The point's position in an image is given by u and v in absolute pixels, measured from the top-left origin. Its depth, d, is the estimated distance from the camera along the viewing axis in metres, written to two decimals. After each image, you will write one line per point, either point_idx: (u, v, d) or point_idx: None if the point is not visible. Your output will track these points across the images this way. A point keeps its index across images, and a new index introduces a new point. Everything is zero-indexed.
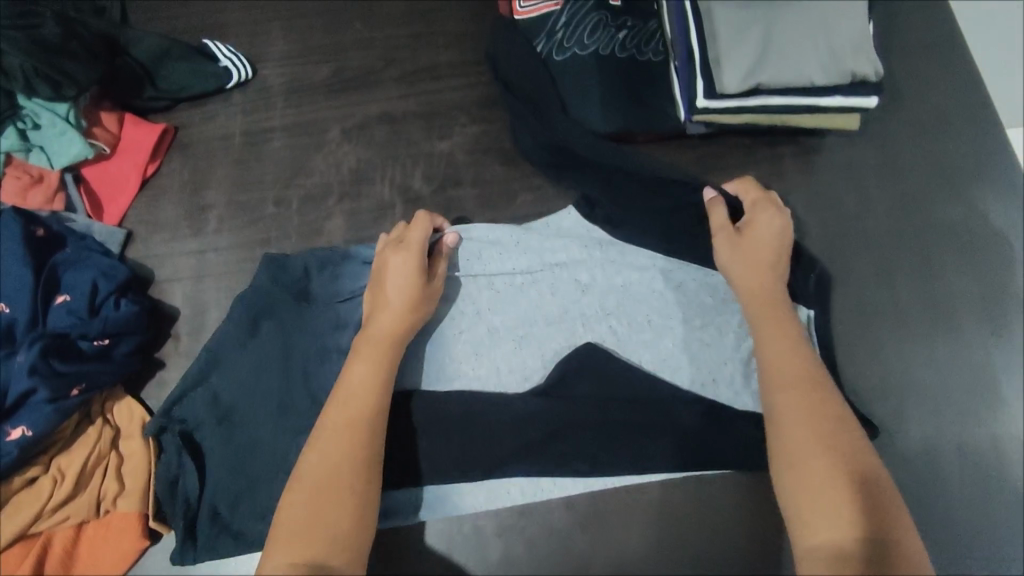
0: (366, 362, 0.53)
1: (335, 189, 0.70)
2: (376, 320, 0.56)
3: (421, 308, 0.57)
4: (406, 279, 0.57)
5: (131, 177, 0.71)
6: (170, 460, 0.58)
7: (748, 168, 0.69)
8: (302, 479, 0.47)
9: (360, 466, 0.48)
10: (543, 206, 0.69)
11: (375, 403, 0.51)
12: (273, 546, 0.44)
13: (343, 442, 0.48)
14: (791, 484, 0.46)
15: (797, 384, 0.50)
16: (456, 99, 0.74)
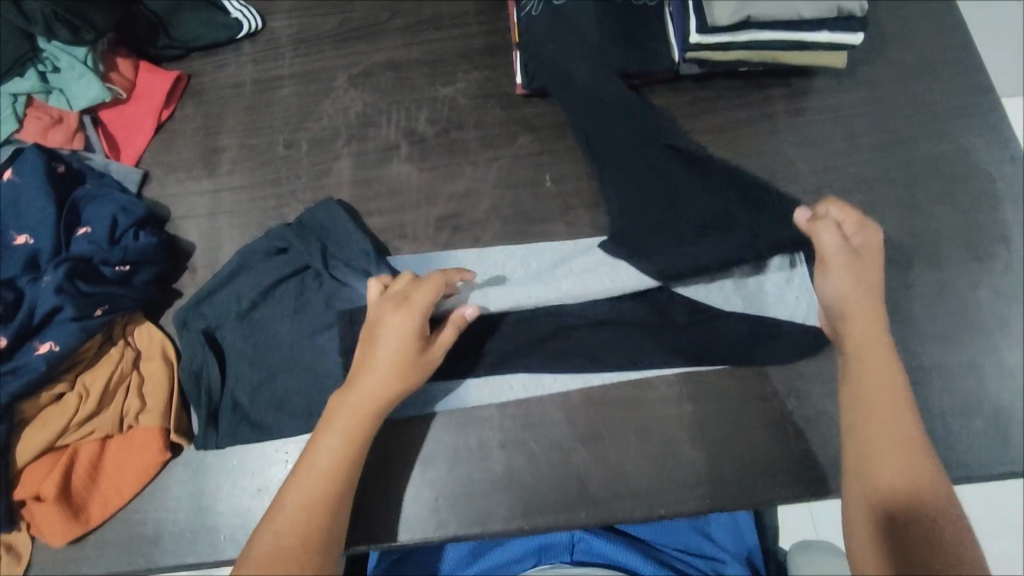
0: (339, 436, 0.54)
1: (342, 132, 0.73)
2: (353, 389, 0.55)
3: (409, 378, 0.56)
4: (394, 362, 0.55)
5: (146, 120, 0.73)
6: (194, 353, 0.64)
7: (738, 111, 0.71)
8: (259, 550, 0.49)
9: (313, 547, 0.50)
10: (543, 146, 0.71)
11: (338, 479, 0.53)
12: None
13: (301, 521, 0.50)
14: (869, 520, 0.50)
15: (883, 447, 0.52)
16: (460, 48, 0.76)
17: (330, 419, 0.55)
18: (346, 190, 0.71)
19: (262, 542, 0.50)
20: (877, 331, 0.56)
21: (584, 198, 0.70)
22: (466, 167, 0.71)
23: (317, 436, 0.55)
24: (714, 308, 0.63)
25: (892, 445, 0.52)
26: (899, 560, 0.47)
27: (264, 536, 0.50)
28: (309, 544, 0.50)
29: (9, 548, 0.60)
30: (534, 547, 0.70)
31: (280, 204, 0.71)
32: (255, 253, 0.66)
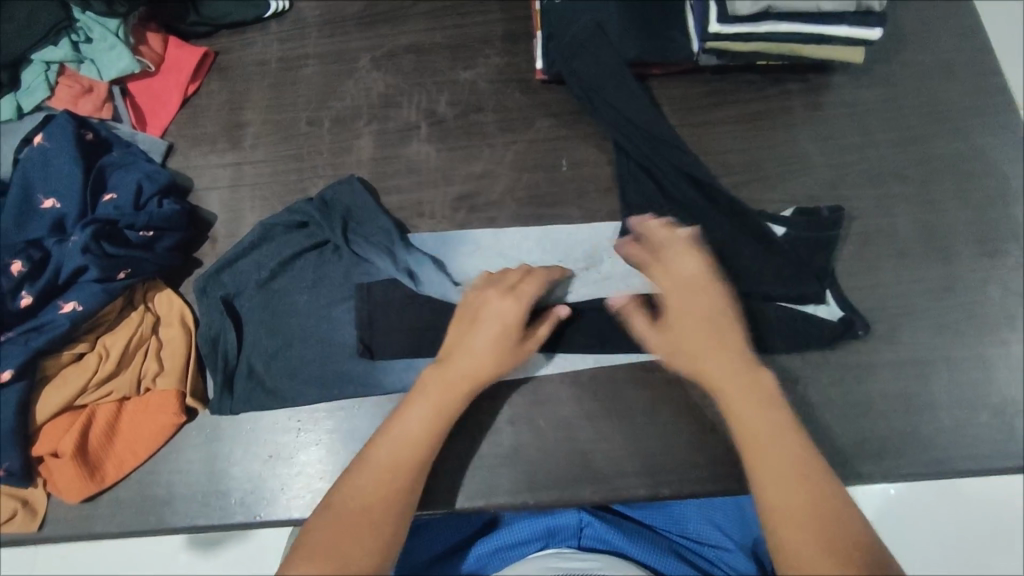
0: (428, 407, 0.57)
1: (364, 112, 0.74)
2: (447, 363, 0.59)
3: (503, 362, 0.59)
4: (494, 345, 0.59)
5: (173, 93, 0.75)
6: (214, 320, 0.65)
7: (754, 103, 0.72)
8: (340, 498, 0.53)
9: (387, 504, 0.53)
10: (561, 131, 0.72)
11: (425, 444, 0.56)
12: (299, 556, 0.51)
13: (383, 479, 0.54)
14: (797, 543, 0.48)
15: (783, 465, 0.52)
16: (482, 34, 0.77)
17: (423, 384, 0.58)
18: (366, 168, 0.72)
19: (346, 492, 0.53)
20: (734, 356, 0.57)
21: (600, 183, 0.70)
22: (485, 149, 0.72)
23: (409, 400, 0.58)
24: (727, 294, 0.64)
25: (787, 461, 0.52)
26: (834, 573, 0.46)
27: (351, 490, 0.53)
28: (383, 506, 0.53)
29: (24, 504, 0.60)
30: (542, 530, 0.70)
31: (301, 179, 0.72)
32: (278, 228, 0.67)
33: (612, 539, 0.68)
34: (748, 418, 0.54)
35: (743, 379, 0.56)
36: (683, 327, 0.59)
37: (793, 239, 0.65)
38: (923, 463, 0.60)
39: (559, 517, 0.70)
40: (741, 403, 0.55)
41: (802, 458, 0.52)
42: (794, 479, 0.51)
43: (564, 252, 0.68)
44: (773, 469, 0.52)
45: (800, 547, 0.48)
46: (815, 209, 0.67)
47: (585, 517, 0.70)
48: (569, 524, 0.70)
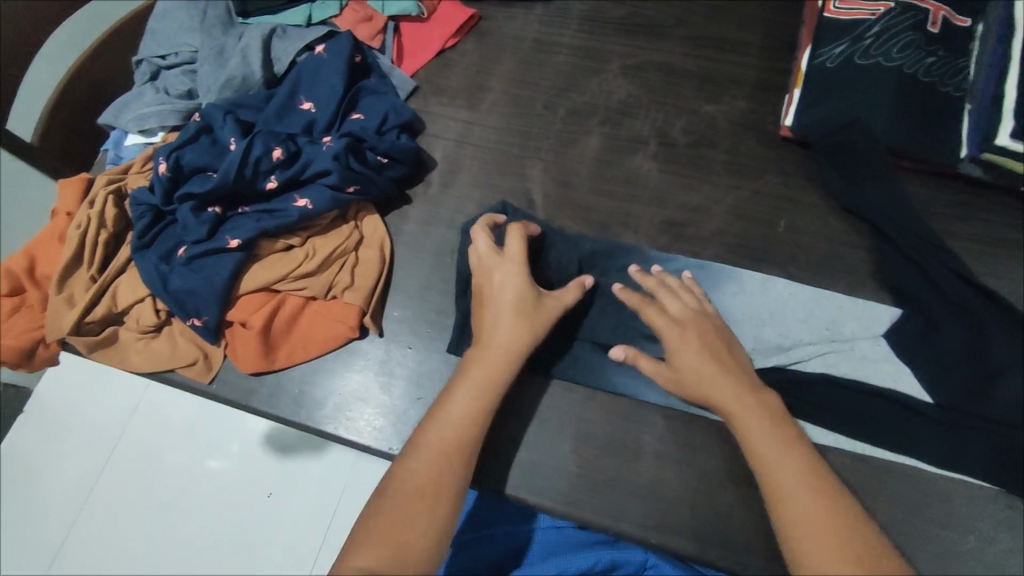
0: (468, 387, 0.57)
1: (600, 112, 0.76)
2: (486, 354, 0.59)
3: (524, 334, 0.59)
4: (520, 315, 0.59)
5: (434, 42, 0.80)
6: (422, 264, 0.70)
7: (1005, 228, 0.67)
8: (391, 487, 0.53)
9: (436, 495, 0.52)
10: (786, 192, 0.71)
11: (462, 436, 0.55)
12: (356, 542, 0.51)
13: (428, 472, 0.53)
14: (797, 507, 0.49)
15: (769, 437, 0.53)
16: (734, 74, 0.77)
17: (458, 379, 0.58)
18: (586, 165, 0.74)
19: (392, 495, 0.53)
20: (713, 328, 0.60)
21: (813, 255, 0.68)
22: (705, 184, 0.71)
23: (445, 393, 0.58)
24: (958, 414, 0.59)
25: (774, 437, 0.53)
26: (830, 532, 0.48)
27: (398, 472, 0.54)
28: (431, 489, 0.53)
29: (204, 357, 0.66)
30: (607, 561, 0.71)
31: (523, 155, 0.75)
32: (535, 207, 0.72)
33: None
34: (784, 477, 0.51)
35: (766, 424, 0.54)
36: (694, 373, 0.57)
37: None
38: None
39: (627, 553, 0.73)
40: (699, 354, 0.58)
41: (849, 512, 0.49)
42: (783, 447, 0.53)
43: (814, 326, 0.64)
44: (764, 442, 0.53)
45: (799, 510, 0.49)
46: None
47: (649, 558, 0.73)
48: (634, 559, 0.72)
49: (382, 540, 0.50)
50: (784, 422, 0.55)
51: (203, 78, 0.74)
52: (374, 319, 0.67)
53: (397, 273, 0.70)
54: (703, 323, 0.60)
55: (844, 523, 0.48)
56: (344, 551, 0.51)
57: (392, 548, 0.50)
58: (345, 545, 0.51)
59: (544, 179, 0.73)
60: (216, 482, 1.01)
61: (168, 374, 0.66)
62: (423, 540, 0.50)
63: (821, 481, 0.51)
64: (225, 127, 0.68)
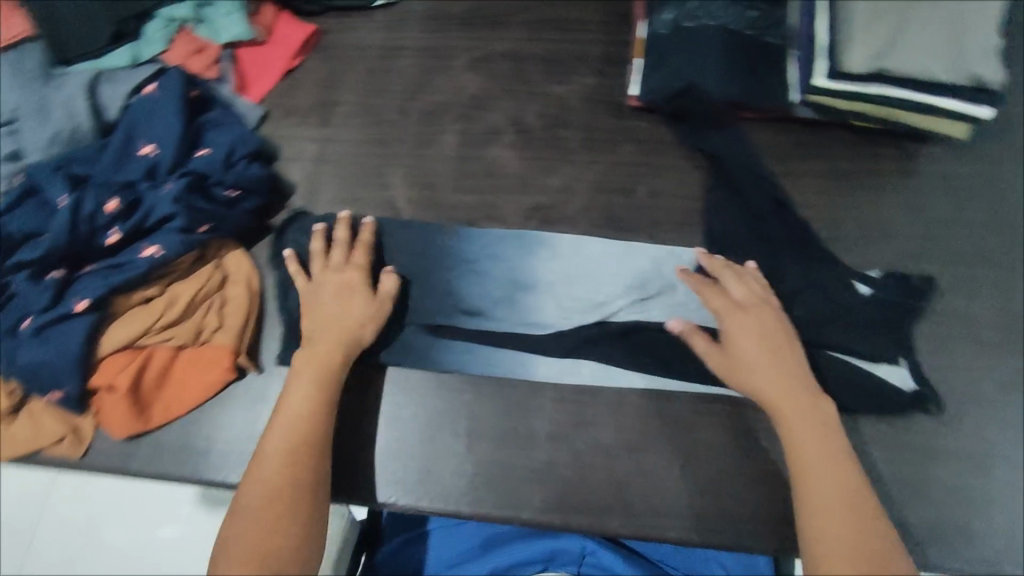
0: (305, 385, 0.58)
1: (453, 110, 0.76)
2: (313, 353, 0.60)
3: (367, 328, 0.62)
4: (363, 309, 0.62)
5: (276, 63, 0.78)
6: (289, 295, 0.68)
7: (844, 161, 0.70)
8: (245, 499, 0.53)
9: (298, 493, 0.53)
10: (642, 158, 0.72)
11: (305, 435, 0.56)
12: (225, 556, 0.51)
13: (282, 476, 0.53)
14: (824, 502, 0.52)
15: (808, 430, 0.55)
16: (579, 51, 0.78)
17: (292, 382, 0.58)
18: (445, 164, 0.73)
19: (244, 507, 0.52)
20: (778, 324, 0.60)
21: (674, 216, 0.69)
22: (565, 165, 0.72)
23: (284, 393, 0.58)
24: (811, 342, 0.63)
25: (809, 430, 0.55)
26: (848, 522, 0.50)
27: (246, 483, 0.54)
28: (283, 493, 0.53)
29: (73, 430, 0.63)
30: (544, 552, 0.72)
31: (382, 165, 0.74)
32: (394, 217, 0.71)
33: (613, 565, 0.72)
34: (813, 468, 0.53)
35: (808, 423, 0.55)
36: (755, 361, 0.58)
37: (876, 301, 0.64)
38: (969, 555, 0.56)
39: (564, 541, 0.72)
40: (703, 340, 0.60)
41: (865, 496, 0.52)
42: (815, 440, 0.54)
43: (672, 280, 0.67)
44: (810, 438, 0.55)
45: (820, 500, 0.52)
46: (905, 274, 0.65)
47: (589, 544, 0.73)
48: (572, 548, 0.72)
49: (237, 552, 0.50)
50: (834, 421, 0.56)
51: (26, 137, 0.69)
52: (250, 357, 0.66)
53: (270, 304, 0.69)
54: (772, 322, 0.60)
55: (862, 514, 0.51)
56: (212, 573, 0.51)
57: (253, 559, 0.50)
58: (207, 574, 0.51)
59: (406, 184, 0.73)
60: (169, 551, 0.94)
61: (38, 455, 0.62)
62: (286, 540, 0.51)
63: (843, 471, 0.53)
64: (54, 185, 0.64)
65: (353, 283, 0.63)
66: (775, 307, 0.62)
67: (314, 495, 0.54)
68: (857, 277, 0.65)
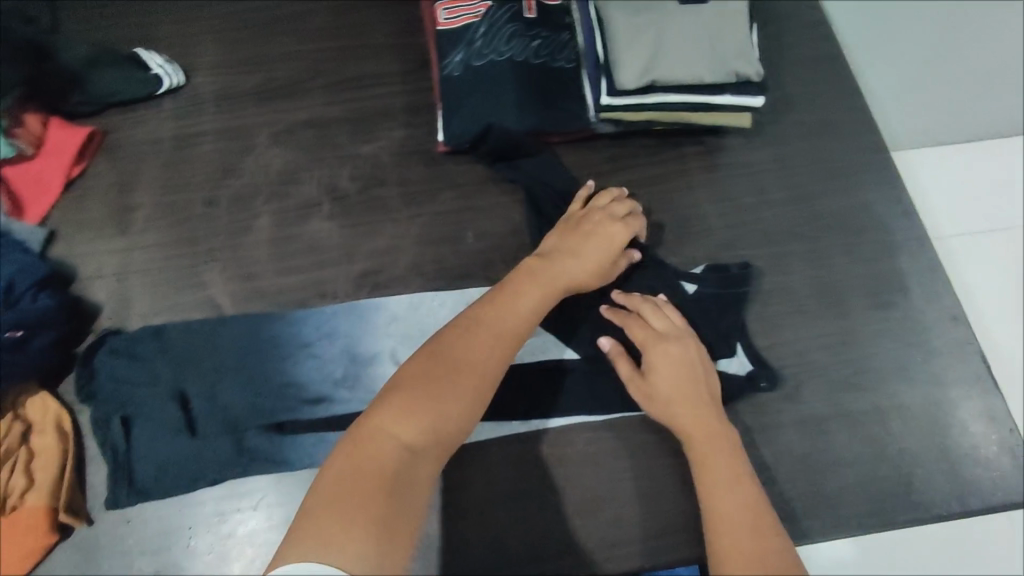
0: (535, 301, 0.57)
1: (263, 191, 0.72)
2: (545, 274, 0.59)
3: (599, 276, 0.61)
4: (602, 252, 0.61)
5: (54, 178, 0.71)
6: (111, 430, 0.60)
7: (653, 166, 0.73)
8: (391, 407, 0.49)
9: (467, 406, 0.51)
10: (465, 202, 0.71)
11: (500, 359, 0.53)
12: (370, 423, 0.48)
13: (446, 369, 0.51)
14: (726, 532, 0.51)
15: (712, 461, 0.55)
16: (384, 106, 0.76)
17: (516, 283, 0.58)
18: (264, 249, 0.69)
19: (390, 397, 0.50)
20: (690, 351, 0.60)
21: (505, 253, 0.69)
22: (388, 224, 0.70)
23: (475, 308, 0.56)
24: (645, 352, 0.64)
25: (713, 462, 0.55)
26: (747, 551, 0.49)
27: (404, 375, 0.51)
28: (432, 393, 0.50)
29: None
30: None
31: (194, 263, 0.69)
32: (214, 318, 0.66)
33: None
34: (718, 498, 0.53)
35: (713, 455, 0.55)
36: (665, 392, 0.58)
37: (702, 296, 0.66)
38: (833, 523, 0.59)
39: None
40: (681, 379, 0.58)
41: (765, 521, 0.51)
42: (720, 470, 0.54)
43: None
44: (712, 470, 0.55)
45: (723, 531, 0.51)
46: (723, 267, 0.68)
47: None
48: None
49: (382, 439, 0.47)
50: (735, 446, 0.56)
51: None
52: (73, 512, 0.58)
53: (88, 444, 0.61)
54: (680, 354, 0.59)
55: (762, 537, 0.50)
56: (331, 462, 0.46)
57: (395, 485, 0.45)
58: (322, 470, 0.46)
59: (223, 279, 0.68)
60: None
61: None
62: (417, 469, 0.47)
63: (740, 498, 0.52)
64: None
65: (607, 230, 0.62)
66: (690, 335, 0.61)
67: (458, 423, 0.50)
68: (680, 275, 0.67)
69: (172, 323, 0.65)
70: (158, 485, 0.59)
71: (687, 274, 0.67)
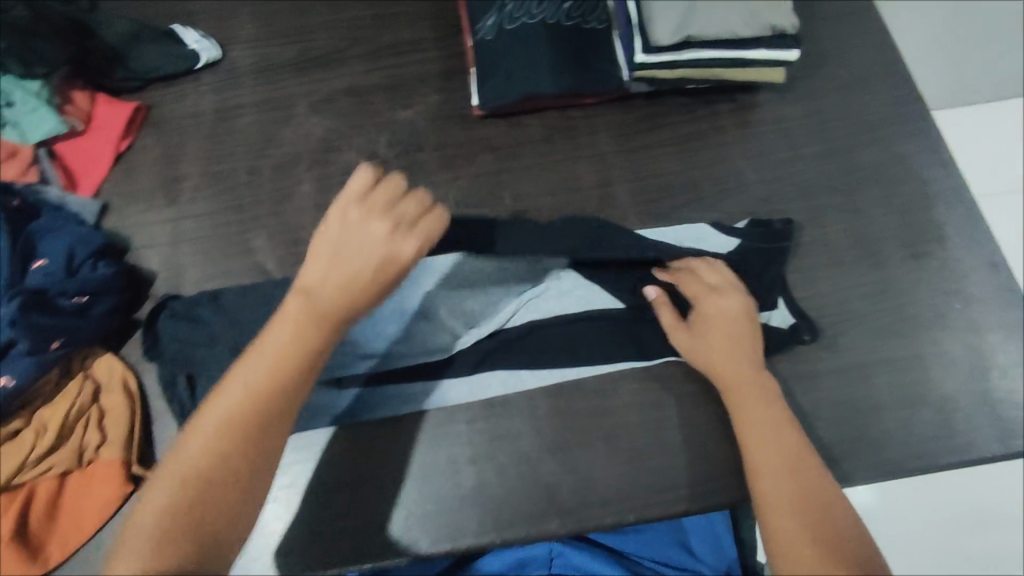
0: (287, 329, 0.51)
1: (304, 158, 0.74)
2: (302, 319, 0.51)
3: (359, 296, 0.52)
4: (362, 248, 0.53)
5: (104, 151, 0.73)
6: (177, 386, 0.64)
7: (687, 124, 0.74)
8: (154, 506, 0.45)
9: (235, 472, 0.47)
10: (502, 164, 0.73)
11: (266, 411, 0.49)
12: (126, 550, 0.44)
13: (185, 480, 0.46)
14: (771, 473, 0.53)
15: (750, 408, 0.57)
16: (418, 73, 0.78)
17: (275, 326, 0.52)
18: (309, 215, 0.72)
19: (153, 491, 0.46)
20: (739, 305, 0.62)
21: (544, 213, 0.71)
22: (428, 187, 0.72)
23: (222, 384, 0.50)
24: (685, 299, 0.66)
25: (752, 408, 0.57)
26: (795, 491, 0.51)
27: (161, 477, 0.47)
28: (198, 494, 0.46)
29: None
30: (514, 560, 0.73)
31: (243, 230, 0.71)
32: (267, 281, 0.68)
33: (584, 564, 0.72)
34: (759, 441, 0.55)
35: (753, 401, 0.57)
36: (716, 337, 0.60)
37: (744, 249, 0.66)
38: (881, 468, 0.60)
39: (530, 550, 0.74)
40: (730, 330, 0.61)
41: (806, 462, 0.53)
42: (759, 415, 0.56)
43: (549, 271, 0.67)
44: (753, 415, 0.56)
45: (768, 472, 0.53)
46: (768, 222, 0.68)
47: (556, 547, 0.74)
48: (539, 554, 0.73)
49: (152, 533, 0.44)
50: (772, 393, 0.58)
51: None
52: (144, 464, 0.62)
53: (153, 402, 0.65)
54: (730, 309, 0.62)
55: (806, 477, 0.52)
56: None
57: None
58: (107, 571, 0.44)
59: (273, 244, 0.70)
60: None
61: None
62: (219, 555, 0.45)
63: (782, 441, 0.55)
64: None
65: (366, 226, 0.53)
66: (743, 293, 0.63)
67: (241, 495, 0.47)
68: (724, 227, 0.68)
69: (229, 287, 0.68)
70: None
71: (729, 229, 0.67)
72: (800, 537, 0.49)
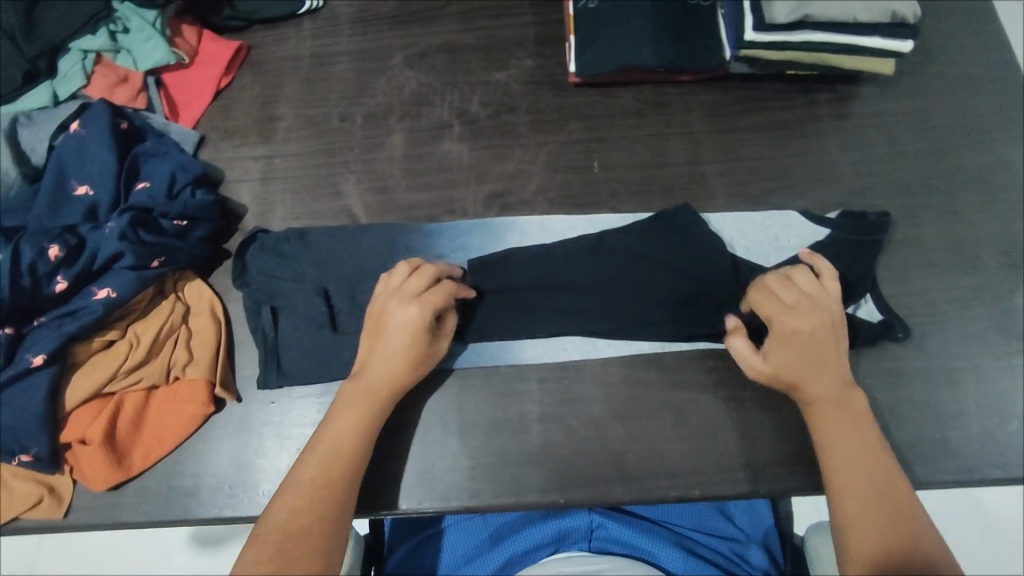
0: (351, 413, 0.57)
1: (396, 109, 0.75)
2: (365, 387, 0.58)
3: (404, 374, 0.58)
4: (407, 364, 0.58)
5: (206, 86, 0.75)
6: (260, 316, 0.65)
7: (784, 110, 0.73)
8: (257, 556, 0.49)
9: (328, 507, 0.52)
10: (592, 133, 0.73)
11: (345, 461, 0.55)
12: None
13: (276, 533, 0.50)
14: (850, 472, 0.53)
15: (833, 405, 0.56)
16: (514, 36, 0.78)
17: (335, 420, 0.57)
18: (397, 165, 0.73)
19: None
20: (830, 304, 0.59)
21: (630, 185, 0.70)
22: (516, 149, 0.72)
23: (298, 461, 0.55)
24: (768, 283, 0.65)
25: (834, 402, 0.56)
26: (873, 492, 0.52)
27: (253, 551, 0.50)
28: (297, 540, 0.50)
29: (50, 491, 0.60)
30: (553, 532, 0.69)
31: (332, 173, 0.72)
32: (354, 226, 0.70)
33: (627, 538, 0.68)
34: (839, 437, 0.55)
35: (833, 396, 0.57)
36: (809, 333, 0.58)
37: (834, 241, 0.66)
38: (958, 473, 0.59)
39: (570, 520, 0.70)
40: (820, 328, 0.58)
41: (884, 464, 0.54)
42: (842, 412, 0.56)
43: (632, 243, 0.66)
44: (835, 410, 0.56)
45: (847, 470, 0.53)
46: (861, 215, 0.67)
47: (597, 518, 0.69)
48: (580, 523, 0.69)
49: None
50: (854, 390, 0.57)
51: None
52: (226, 388, 0.64)
53: (236, 329, 0.67)
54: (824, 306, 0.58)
55: (884, 479, 0.53)
56: None
57: None
58: None
59: (360, 190, 0.72)
60: None
61: (17, 520, 0.60)
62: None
63: (863, 440, 0.54)
64: None
65: (411, 317, 0.59)
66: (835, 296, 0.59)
67: None
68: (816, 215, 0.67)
69: (315, 228, 0.69)
70: (298, 371, 0.64)
71: (820, 218, 0.67)
72: (875, 540, 0.50)
